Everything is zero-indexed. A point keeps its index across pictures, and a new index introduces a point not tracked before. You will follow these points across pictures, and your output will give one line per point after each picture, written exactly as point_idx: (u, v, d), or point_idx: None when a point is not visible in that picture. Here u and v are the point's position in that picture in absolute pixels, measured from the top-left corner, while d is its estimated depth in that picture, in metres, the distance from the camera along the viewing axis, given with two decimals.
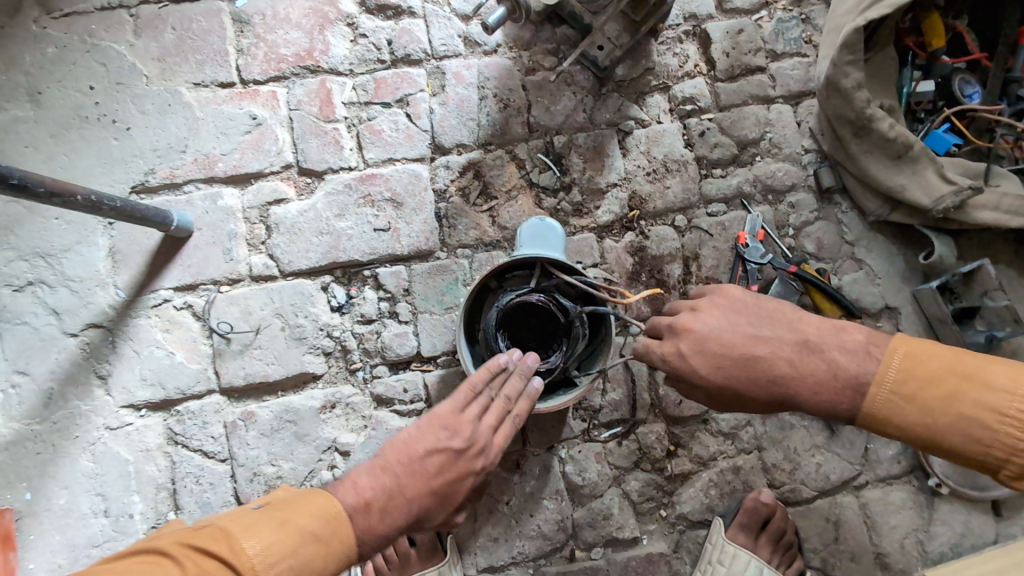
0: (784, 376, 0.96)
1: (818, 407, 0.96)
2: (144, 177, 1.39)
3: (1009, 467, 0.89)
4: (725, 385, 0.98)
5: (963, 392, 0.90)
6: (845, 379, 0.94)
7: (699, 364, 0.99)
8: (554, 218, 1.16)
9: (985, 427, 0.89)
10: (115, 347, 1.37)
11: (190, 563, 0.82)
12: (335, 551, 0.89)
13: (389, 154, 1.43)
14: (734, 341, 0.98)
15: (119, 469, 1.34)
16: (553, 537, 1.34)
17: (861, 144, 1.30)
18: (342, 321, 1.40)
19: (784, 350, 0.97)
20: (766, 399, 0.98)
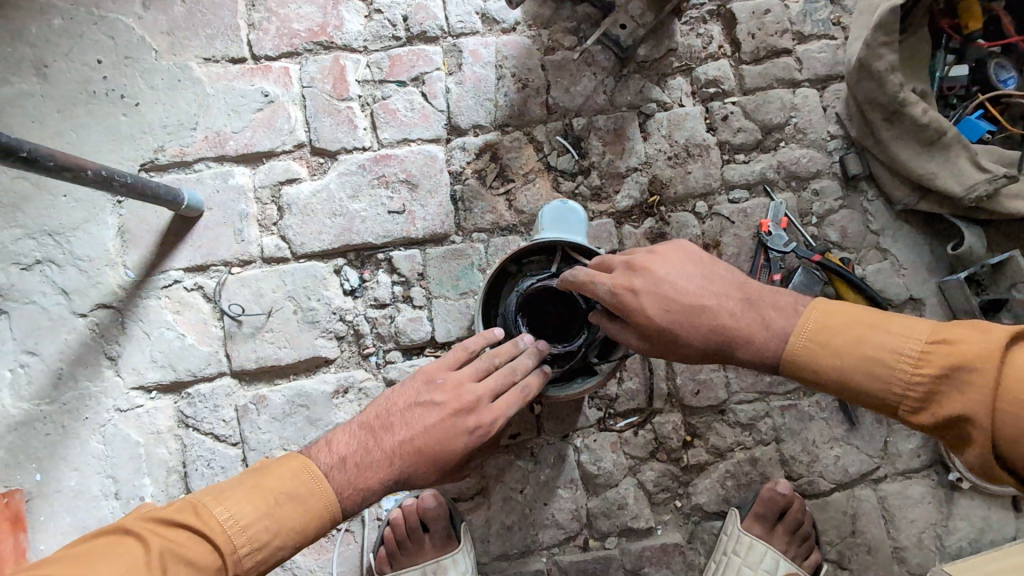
0: (723, 323, 0.94)
1: (746, 354, 0.94)
2: (153, 155, 1.36)
3: (909, 407, 0.86)
4: (668, 329, 0.95)
5: (867, 335, 0.89)
6: (776, 331, 0.93)
7: (646, 305, 0.95)
8: (577, 202, 1.13)
9: (886, 367, 0.87)
10: (125, 327, 1.35)
11: (157, 537, 0.84)
12: (314, 509, 0.91)
13: (404, 134, 1.40)
14: (686, 288, 0.96)
15: (130, 452, 1.33)
16: (567, 526, 1.33)
17: (892, 129, 1.26)
18: (355, 305, 1.37)
19: (728, 303, 0.95)
20: (703, 346, 0.95)
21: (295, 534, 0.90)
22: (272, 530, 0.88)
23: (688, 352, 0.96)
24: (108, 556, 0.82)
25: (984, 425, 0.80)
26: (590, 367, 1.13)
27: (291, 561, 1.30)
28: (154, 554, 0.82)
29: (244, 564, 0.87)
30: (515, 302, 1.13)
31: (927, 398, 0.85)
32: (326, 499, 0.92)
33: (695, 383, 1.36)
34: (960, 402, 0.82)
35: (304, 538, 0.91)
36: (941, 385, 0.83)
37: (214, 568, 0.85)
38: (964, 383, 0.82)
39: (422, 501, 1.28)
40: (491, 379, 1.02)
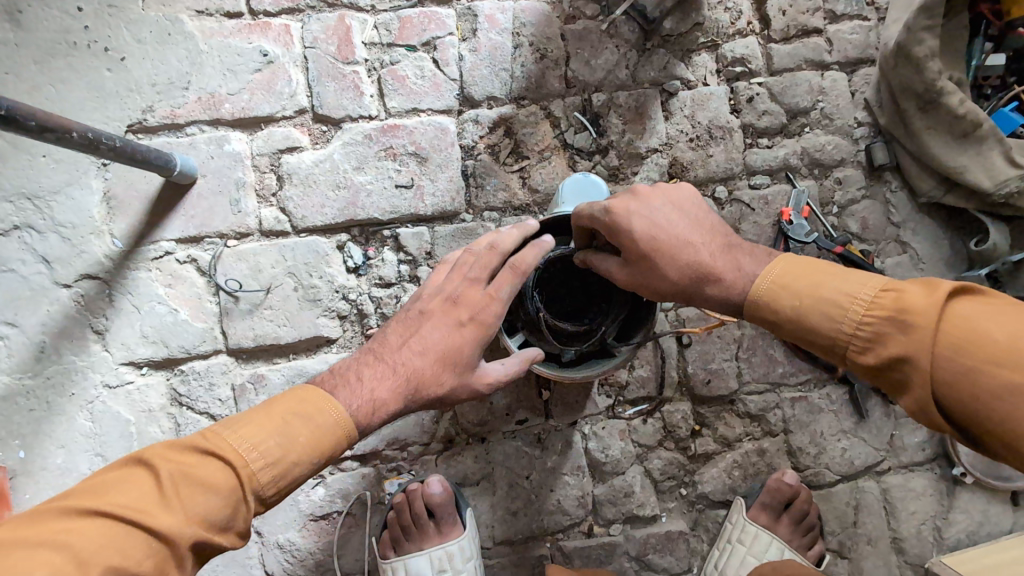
0: (704, 257, 0.92)
1: (717, 289, 0.91)
2: (141, 116, 1.26)
3: (855, 349, 0.79)
4: (650, 253, 0.92)
5: (825, 281, 0.84)
6: (747, 273, 0.91)
7: (635, 226, 0.92)
8: (599, 176, 1.09)
9: (838, 307, 0.81)
10: (112, 300, 1.28)
11: (165, 463, 0.77)
12: (328, 424, 0.85)
13: (413, 103, 1.31)
14: (676, 220, 0.94)
15: (120, 430, 1.27)
16: (572, 512, 1.32)
17: (924, 119, 1.22)
18: (359, 283, 1.31)
19: (709, 243, 0.94)
20: (674, 278, 0.92)
21: (315, 448, 0.83)
22: (289, 443, 0.81)
23: (659, 285, 0.94)
24: (114, 485, 0.74)
25: (922, 366, 0.72)
26: (607, 350, 1.08)
27: (290, 544, 1.27)
28: (165, 476, 0.75)
29: (264, 483, 0.80)
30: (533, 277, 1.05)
31: (871, 338, 0.77)
32: (339, 414, 0.86)
33: (706, 372, 1.33)
34: (901, 341, 0.74)
35: (325, 454, 0.85)
36: (886, 326, 0.76)
37: (232, 489, 0.78)
38: (907, 324, 0.74)
39: (428, 487, 1.24)
40: (472, 270, 0.98)
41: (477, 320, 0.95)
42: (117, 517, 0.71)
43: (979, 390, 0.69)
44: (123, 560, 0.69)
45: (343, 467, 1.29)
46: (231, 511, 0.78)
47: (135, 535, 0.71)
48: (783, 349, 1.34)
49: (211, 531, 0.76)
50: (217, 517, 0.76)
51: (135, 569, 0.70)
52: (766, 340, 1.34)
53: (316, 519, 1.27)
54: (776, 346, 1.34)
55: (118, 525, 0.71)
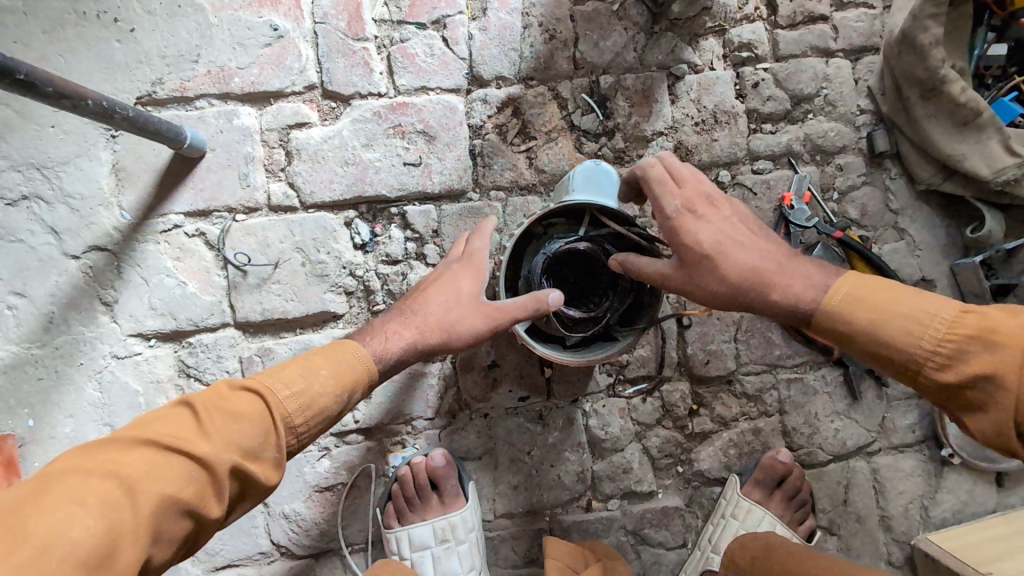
0: (766, 263, 0.93)
1: (776, 295, 0.91)
2: (151, 88, 1.27)
3: (933, 366, 0.82)
4: (711, 253, 0.94)
5: (902, 297, 0.86)
6: (815, 283, 0.91)
7: (701, 228, 0.96)
8: (609, 163, 1.08)
9: (918, 324, 0.83)
10: (121, 272, 1.29)
11: (200, 401, 0.86)
12: (345, 364, 0.96)
13: (422, 81, 1.32)
14: (739, 227, 0.97)
15: (129, 400, 1.29)
16: (572, 487, 1.36)
17: (926, 107, 1.24)
18: (366, 259, 1.33)
19: (774, 251, 0.95)
20: (738, 280, 0.93)
21: (336, 382, 0.93)
22: (315, 377, 0.92)
23: (711, 286, 0.94)
24: (155, 423, 0.83)
25: (1004, 384, 0.77)
26: (610, 335, 1.11)
27: (295, 514, 1.30)
28: (202, 411, 0.84)
29: (293, 414, 0.88)
30: (540, 265, 1.06)
31: (950, 355, 0.81)
32: (353, 358, 0.97)
33: (705, 353, 1.36)
34: (984, 359, 0.78)
35: (347, 389, 0.95)
36: (966, 344, 0.80)
37: (265, 418, 0.86)
38: (992, 345, 0.78)
39: (431, 460, 1.27)
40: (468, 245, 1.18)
41: (475, 274, 1.11)
42: (165, 444, 0.79)
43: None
44: (169, 484, 0.76)
45: (349, 440, 1.31)
46: (266, 438, 0.86)
47: (179, 458, 0.79)
48: (781, 332, 1.37)
49: (248, 459, 0.83)
50: (252, 445, 0.84)
51: (179, 492, 0.77)
52: (765, 323, 1.37)
53: (321, 490, 1.30)
54: (774, 329, 1.37)
55: (165, 453, 0.78)
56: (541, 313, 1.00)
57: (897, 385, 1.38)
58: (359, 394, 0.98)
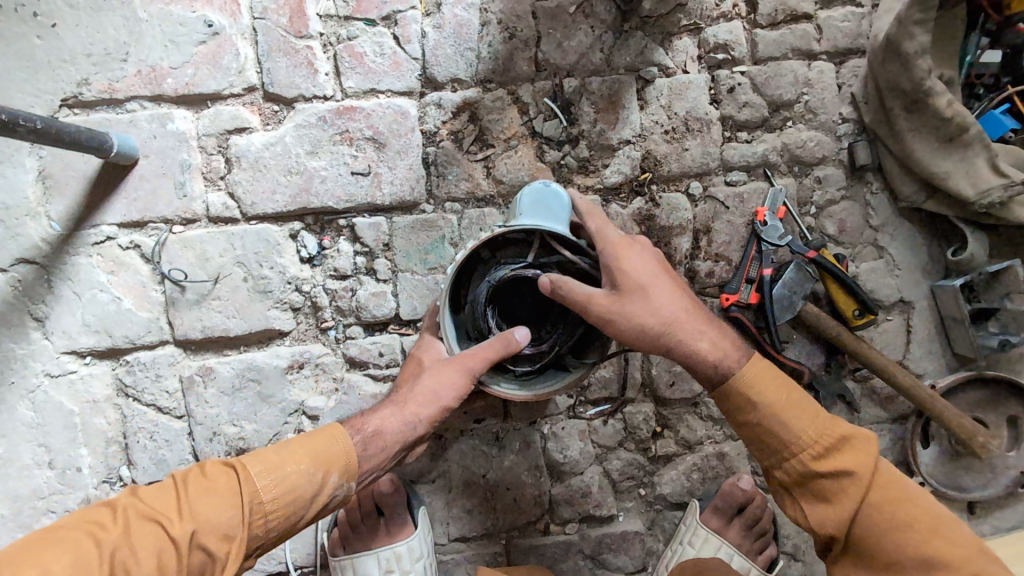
0: (689, 309, 1.00)
1: (697, 339, 0.98)
2: (76, 89, 1.17)
3: (809, 453, 0.92)
4: (647, 285, 0.96)
5: (795, 389, 0.97)
6: (726, 337, 1.01)
7: (637, 261, 0.98)
8: (560, 185, 0.99)
9: (806, 415, 0.94)
10: (52, 286, 1.21)
11: (193, 472, 0.91)
12: (326, 444, 0.93)
13: (371, 83, 1.23)
14: (667, 268, 1.02)
15: (64, 421, 1.24)
16: (528, 511, 1.32)
17: (909, 120, 1.15)
18: (313, 274, 1.26)
19: (691, 300, 1.02)
20: (668, 316, 0.97)
21: (312, 462, 0.91)
22: (289, 455, 0.90)
23: (643, 319, 0.95)
24: (152, 490, 0.89)
25: (858, 485, 0.90)
26: (562, 365, 1.05)
27: None
28: (184, 487, 0.88)
29: (261, 493, 0.87)
30: (484, 292, 1.00)
31: (825, 450, 0.92)
32: (336, 438, 0.94)
33: (670, 374, 1.30)
34: (851, 460, 0.91)
35: (324, 468, 0.91)
36: (839, 445, 0.92)
37: (236, 497, 0.86)
38: (856, 448, 0.92)
39: (378, 485, 1.22)
40: (427, 322, 1.13)
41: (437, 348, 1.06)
42: (139, 516, 0.84)
43: (883, 528, 0.88)
44: (128, 556, 0.80)
45: None
46: (235, 519, 0.85)
47: (151, 528, 0.83)
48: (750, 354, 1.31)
49: (209, 538, 0.83)
50: (217, 522, 0.84)
51: (139, 565, 0.80)
52: None
53: None
54: None
55: (138, 523, 0.83)
56: (509, 351, 0.97)
57: (870, 410, 1.33)
58: (343, 478, 0.93)
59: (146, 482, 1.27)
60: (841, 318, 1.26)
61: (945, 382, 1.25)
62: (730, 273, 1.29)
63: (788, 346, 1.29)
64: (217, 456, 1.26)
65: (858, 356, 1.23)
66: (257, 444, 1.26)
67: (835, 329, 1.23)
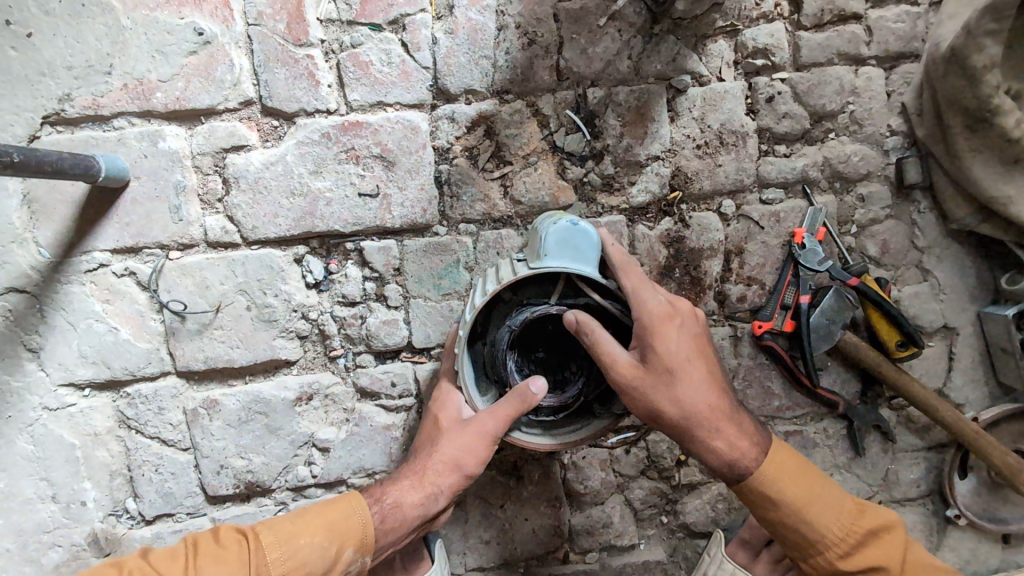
0: (718, 400, 0.95)
1: (713, 435, 0.95)
2: (58, 105, 1.07)
3: (837, 551, 0.96)
4: (677, 369, 0.92)
5: (814, 479, 0.98)
6: (748, 433, 0.98)
7: (674, 341, 0.92)
8: (588, 221, 0.92)
9: (830, 510, 0.97)
10: (44, 316, 1.14)
11: (209, 536, 0.93)
12: (342, 516, 0.93)
13: (378, 96, 1.12)
14: (704, 351, 0.96)
15: (65, 454, 1.18)
16: (548, 541, 1.28)
17: (971, 139, 1.06)
18: (320, 300, 1.19)
19: (722, 390, 0.97)
20: (693, 406, 0.93)
21: (326, 534, 0.91)
22: (305, 526, 0.91)
23: (660, 404, 0.91)
24: (166, 553, 0.91)
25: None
26: (588, 411, 1.00)
27: None
28: (196, 552, 0.90)
29: (271, 566, 0.87)
30: (506, 338, 0.93)
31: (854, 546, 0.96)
32: (354, 509, 0.94)
33: None
34: (878, 554, 0.96)
35: (338, 542, 0.91)
36: (864, 540, 0.96)
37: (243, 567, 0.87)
38: (877, 538, 0.97)
39: None
40: (445, 361, 1.09)
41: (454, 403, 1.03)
42: None
43: None
44: None
45: (307, 494, 1.25)
46: None
47: None
48: (781, 382, 1.24)
49: None
50: None
51: None
52: (764, 372, 1.23)
53: None
54: (774, 378, 1.24)
55: None
56: (522, 401, 0.92)
57: (905, 438, 1.27)
58: (356, 551, 0.92)
59: (154, 514, 1.23)
60: (882, 348, 1.19)
61: (990, 415, 1.19)
62: (764, 298, 1.21)
63: (822, 374, 1.23)
64: (226, 489, 1.22)
65: (898, 388, 1.17)
66: (267, 476, 1.22)
67: (875, 359, 1.16)
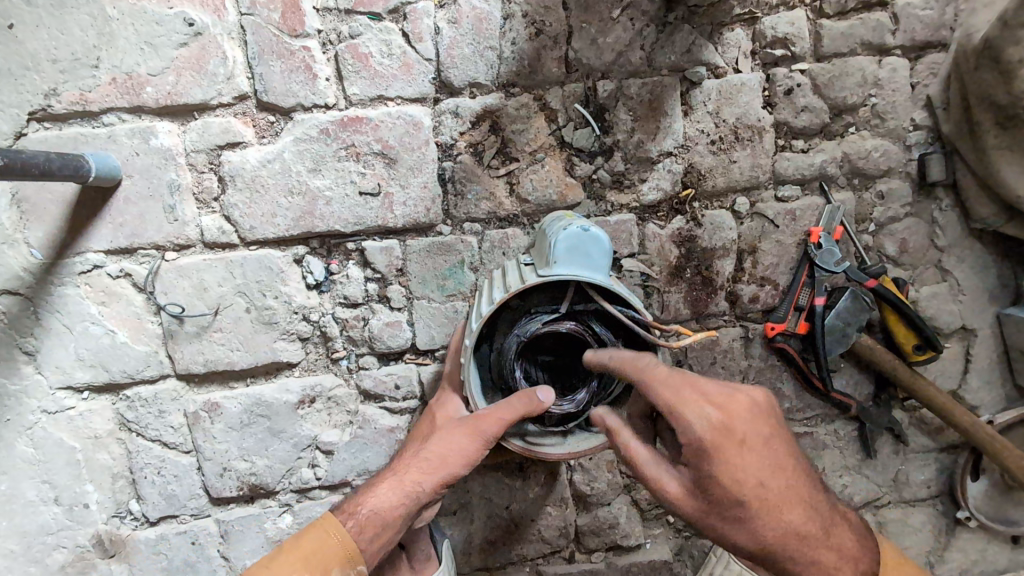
0: (811, 528, 0.80)
1: (809, 569, 0.80)
2: (44, 101, 1.03)
3: None
4: (754, 504, 0.76)
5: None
6: (852, 559, 0.83)
7: (746, 470, 0.75)
8: (600, 227, 0.88)
9: None
10: (39, 319, 1.11)
11: None
12: (326, 541, 0.90)
13: (379, 90, 1.07)
14: (784, 465, 0.79)
15: (66, 457, 1.16)
16: (553, 541, 1.27)
17: (998, 136, 1.02)
18: (321, 301, 1.16)
19: (817, 515, 0.81)
20: (780, 544, 0.78)
21: (308, 563, 0.88)
22: (284, 562, 0.88)
23: (737, 540, 0.77)
24: None
25: None
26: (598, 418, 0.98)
27: None
28: None
29: None
30: (514, 347, 0.91)
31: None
32: (336, 532, 0.91)
33: None
34: None
35: (320, 568, 0.88)
36: None
37: None
38: None
39: None
40: (449, 364, 1.07)
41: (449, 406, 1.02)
42: None
43: None
44: None
45: (311, 495, 1.24)
46: None
47: None
48: (792, 383, 1.22)
49: None
50: None
51: None
52: (775, 373, 1.21)
53: None
54: (785, 380, 1.21)
55: None
56: (527, 408, 0.89)
57: (918, 439, 1.25)
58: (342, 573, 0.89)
59: (158, 516, 1.22)
60: (897, 351, 1.16)
61: (1006, 418, 1.17)
62: (777, 298, 1.18)
63: (835, 375, 1.20)
64: (230, 491, 1.21)
65: (914, 391, 1.14)
66: (271, 479, 1.21)
67: (890, 362, 1.13)
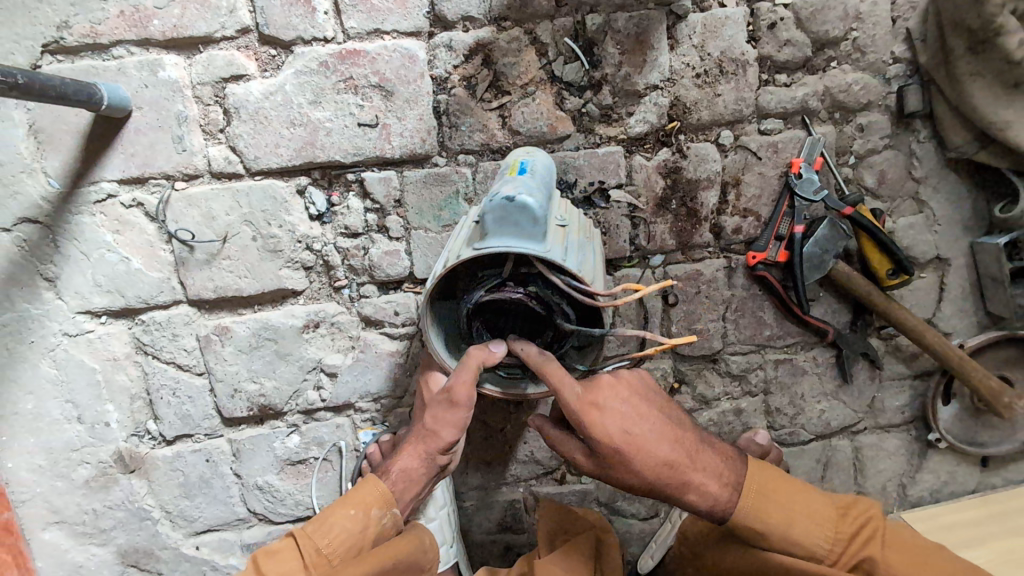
0: (681, 456, 0.93)
1: (684, 489, 0.93)
2: (57, 33, 1.08)
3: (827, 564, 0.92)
4: (623, 448, 0.90)
5: (797, 492, 0.95)
6: (727, 478, 0.95)
7: (609, 422, 0.91)
8: (527, 195, 0.86)
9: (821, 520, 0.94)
10: (58, 245, 1.18)
11: None
12: (364, 492, 0.99)
13: (375, 23, 1.12)
14: (643, 412, 0.94)
15: (87, 377, 1.24)
16: (545, 462, 1.35)
17: (972, 62, 1.06)
18: (323, 231, 1.22)
19: (685, 448, 0.94)
20: (655, 475, 0.92)
21: (349, 505, 0.97)
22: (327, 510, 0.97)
23: (624, 478, 0.93)
24: None
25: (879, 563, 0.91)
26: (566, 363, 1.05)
27: (269, 484, 1.34)
28: None
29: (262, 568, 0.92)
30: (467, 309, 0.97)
31: (918, 564, 0.91)
32: (373, 484, 1.00)
33: (690, 331, 1.27)
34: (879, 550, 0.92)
35: (363, 509, 0.97)
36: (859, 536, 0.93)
37: None
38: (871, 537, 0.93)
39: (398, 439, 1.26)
40: None
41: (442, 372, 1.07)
42: None
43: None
44: None
45: (318, 417, 1.32)
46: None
47: None
48: (773, 312, 1.27)
49: None
50: None
51: None
52: (756, 302, 1.27)
53: (294, 463, 1.34)
54: (766, 309, 1.27)
55: None
56: (483, 361, 0.94)
57: (893, 367, 1.31)
58: (385, 514, 0.98)
59: (174, 435, 1.30)
60: (874, 277, 1.21)
61: (977, 341, 1.23)
62: (758, 229, 1.23)
63: (813, 304, 1.26)
64: (241, 412, 1.29)
65: (888, 318, 1.20)
66: (279, 401, 1.29)
67: (865, 288, 1.19)
